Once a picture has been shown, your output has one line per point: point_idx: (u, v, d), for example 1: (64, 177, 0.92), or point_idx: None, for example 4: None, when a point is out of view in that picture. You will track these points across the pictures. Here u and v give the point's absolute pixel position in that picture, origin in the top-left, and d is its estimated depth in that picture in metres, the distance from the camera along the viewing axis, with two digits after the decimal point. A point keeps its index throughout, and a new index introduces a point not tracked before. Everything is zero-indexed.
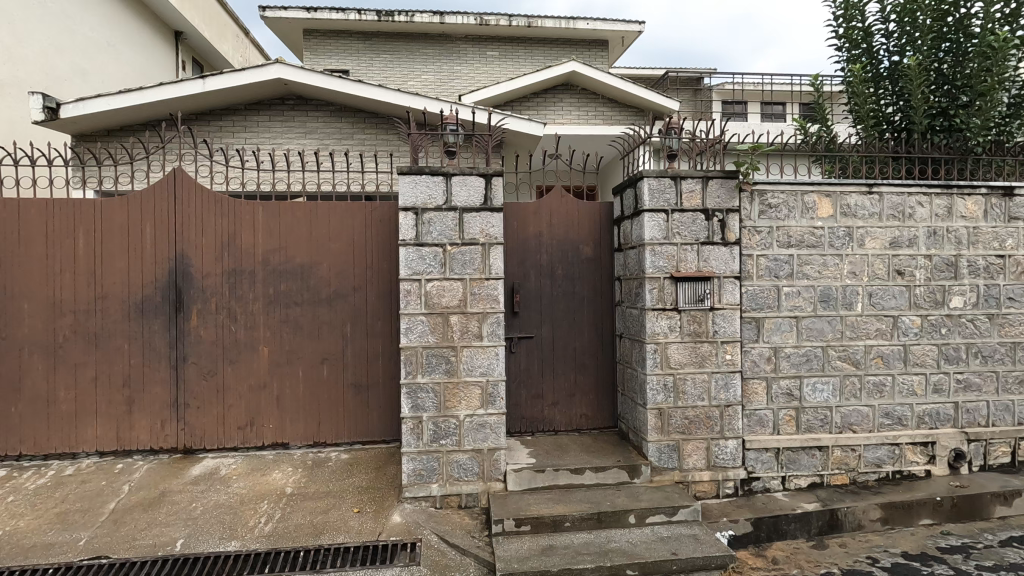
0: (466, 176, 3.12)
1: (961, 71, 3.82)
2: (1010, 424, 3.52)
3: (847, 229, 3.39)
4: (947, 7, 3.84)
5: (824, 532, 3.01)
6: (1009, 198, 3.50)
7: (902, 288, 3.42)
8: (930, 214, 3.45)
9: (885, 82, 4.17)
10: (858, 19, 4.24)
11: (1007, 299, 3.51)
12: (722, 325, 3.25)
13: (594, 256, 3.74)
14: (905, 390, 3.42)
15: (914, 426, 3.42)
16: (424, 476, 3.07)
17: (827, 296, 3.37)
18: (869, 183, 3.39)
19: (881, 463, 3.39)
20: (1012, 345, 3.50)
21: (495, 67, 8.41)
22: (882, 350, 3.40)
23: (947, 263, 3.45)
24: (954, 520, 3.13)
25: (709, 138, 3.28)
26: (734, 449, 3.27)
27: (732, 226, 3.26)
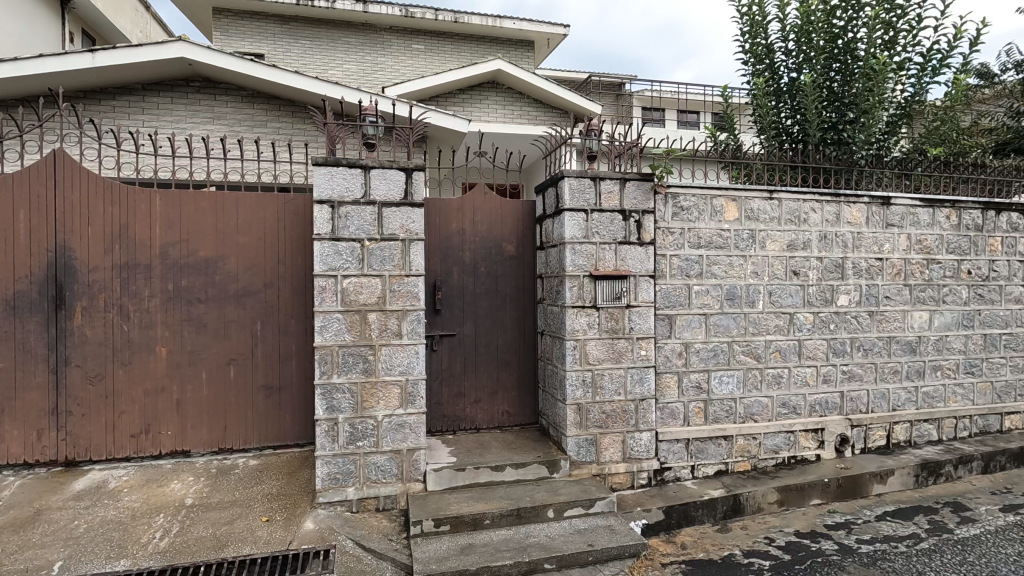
0: (386, 170, 3.03)
1: (848, 90, 4.19)
2: (886, 410, 3.90)
3: (750, 231, 3.62)
4: (838, 31, 4.20)
5: (727, 516, 3.21)
6: (886, 207, 3.89)
7: (797, 287, 3.71)
8: (822, 219, 3.76)
9: (785, 96, 4.50)
10: (762, 36, 4.55)
11: (885, 297, 3.89)
12: (638, 322, 3.37)
13: (517, 253, 3.76)
14: (799, 381, 3.71)
15: (807, 415, 3.72)
16: (340, 479, 2.96)
17: (732, 294, 3.59)
18: (770, 189, 3.64)
19: (778, 449, 3.66)
20: (888, 339, 3.89)
21: (420, 60, 8.26)
22: (780, 344, 3.67)
23: (835, 264, 3.78)
24: (838, 499, 3.43)
25: (626, 141, 3.39)
26: (648, 440, 3.41)
27: (648, 227, 3.39)
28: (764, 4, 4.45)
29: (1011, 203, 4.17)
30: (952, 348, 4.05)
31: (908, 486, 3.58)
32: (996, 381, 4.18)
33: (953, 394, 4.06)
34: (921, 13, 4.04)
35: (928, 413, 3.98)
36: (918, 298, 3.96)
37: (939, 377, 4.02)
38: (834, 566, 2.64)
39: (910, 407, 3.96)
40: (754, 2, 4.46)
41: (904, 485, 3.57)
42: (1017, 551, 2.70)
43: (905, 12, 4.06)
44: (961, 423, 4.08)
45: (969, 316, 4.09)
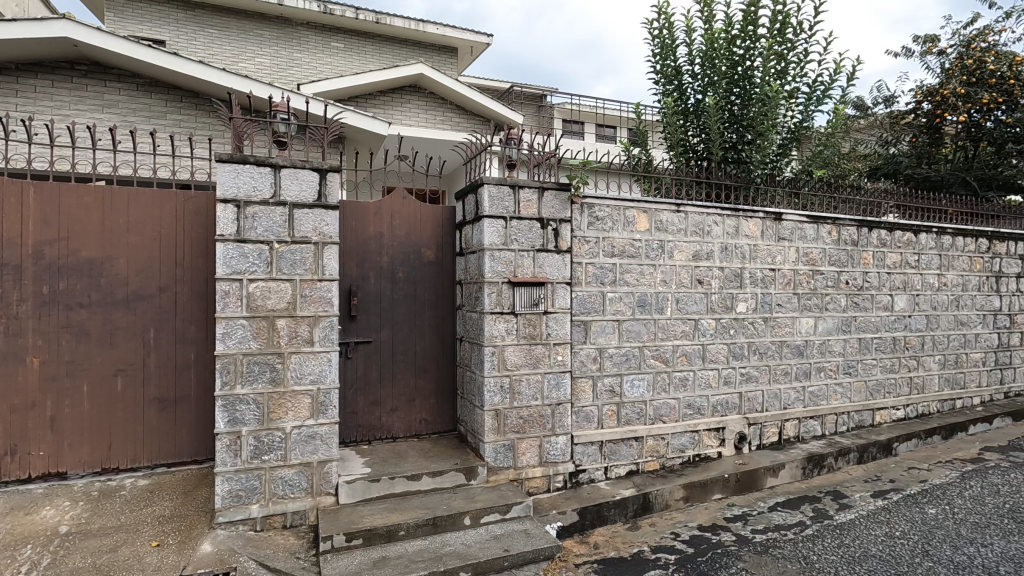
0: (298, 170, 2.90)
1: (746, 113, 4.55)
2: (778, 409, 4.24)
3: (660, 242, 3.82)
4: (737, 58, 4.54)
5: (637, 514, 3.34)
6: (779, 222, 4.24)
7: (701, 295, 3.95)
8: (723, 232, 4.03)
9: (691, 116, 4.80)
10: (671, 59, 4.83)
11: (777, 305, 4.23)
12: (555, 328, 3.44)
13: (436, 259, 3.73)
14: (703, 383, 3.94)
15: (710, 415, 3.96)
16: (242, 497, 2.77)
17: (643, 301, 3.76)
18: (677, 203, 3.86)
19: (684, 448, 3.87)
20: (779, 343, 4.24)
21: (339, 59, 8.01)
22: (686, 349, 3.89)
23: (734, 274, 4.07)
24: (737, 493, 3.67)
25: (544, 151, 3.47)
26: (564, 444, 3.48)
27: (564, 235, 3.48)
28: (673, 28, 4.74)
29: (881, 221, 4.69)
30: (833, 351, 4.47)
31: (796, 478, 3.90)
32: (869, 379, 4.66)
33: (834, 393, 4.48)
34: (807, 48, 4.46)
35: (813, 410, 4.37)
36: (805, 305, 4.35)
37: (823, 377, 4.43)
38: (732, 556, 2.81)
39: (798, 405, 4.32)
40: (664, 26, 4.73)
41: (793, 477, 3.89)
42: (885, 532, 3.01)
43: (793, 46, 4.47)
44: (840, 418, 4.50)
45: (847, 322, 4.54)
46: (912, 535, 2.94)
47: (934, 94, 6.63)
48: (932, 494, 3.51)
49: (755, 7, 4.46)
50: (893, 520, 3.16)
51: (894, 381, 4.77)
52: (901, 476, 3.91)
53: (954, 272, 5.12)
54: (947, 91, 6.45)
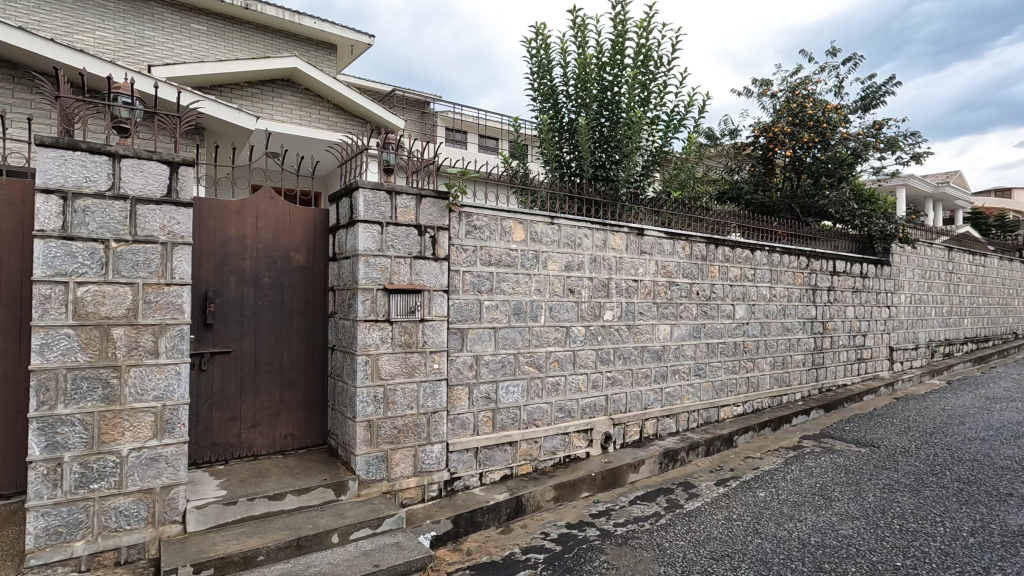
0: (143, 161, 2.59)
1: (614, 135, 4.90)
2: (639, 409, 4.59)
3: (535, 252, 3.97)
4: (607, 84, 4.88)
5: (510, 517, 3.42)
6: (641, 237, 4.61)
7: (572, 303, 4.17)
8: (592, 244, 4.30)
9: (565, 134, 5.07)
10: (548, 79, 5.07)
11: (639, 313, 4.59)
12: (431, 336, 3.43)
13: (306, 264, 3.54)
14: (573, 388, 4.16)
15: (579, 417, 4.18)
16: (64, 534, 2.40)
17: (519, 309, 3.88)
18: (551, 215, 4.04)
19: (555, 450, 4.04)
20: (641, 348, 4.60)
21: (201, 43, 7.33)
22: (558, 355, 4.07)
23: (602, 284, 4.35)
24: (602, 490, 3.90)
25: (423, 158, 3.46)
26: (439, 452, 3.46)
27: (442, 243, 3.49)
28: (549, 50, 4.98)
29: (725, 239, 5.29)
30: (686, 355, 4.95)
31: (654, 472, 4.24)
32: (715, 380, 5.22)
33: (687, 392, 4.95)
34: (666, 80, 4.93)
35: (669, 410, 4.79)
36: (662, 313, 4.77)
37: (677, 378, 4.88)
38: (595, 549, 2.98)
39: (657, 405, 4.72)
40: (541, 46, 4.95)
41: (651, 471, 4.22)
42: (724, 515, 3.38)
43: (654, 78, 4.91)
44: (692, 416, 4.99)
45: (697, 328, 5.06)
46: (745, 517, 3.34)
47: (768, 131, 7.66)
48: (762, 479, 4.00)
49: (622, 37, 4.84)
50: (731, 504, 3.55)
51: (735, 380, 5.40)
52: (739, 465, 4.42)
53: (782, 285, 5.93)
54: (778, 129, 7.48)
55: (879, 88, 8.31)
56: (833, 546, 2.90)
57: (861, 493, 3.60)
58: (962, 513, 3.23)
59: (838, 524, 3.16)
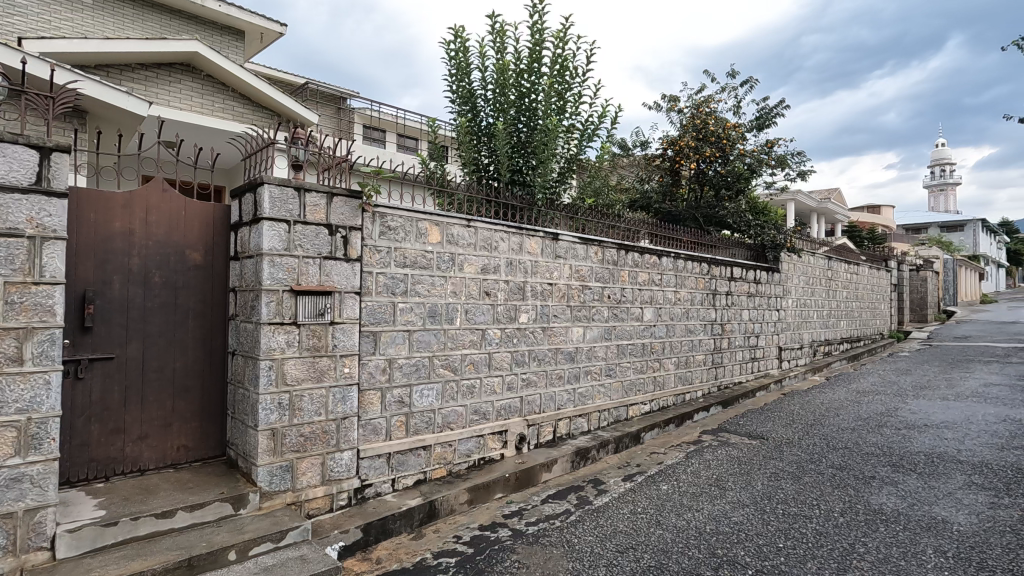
0: (7, 145, 2.30)
1: (531, 141, 5.00)
2: (553, 409, 4.70)
3: (451, 254, 3.96)
4: (524, 90, 4.97)
5: (422, 522, 3.37)
6: (556, 242, 4.73)
7: (488, 306, 4.20)
8: (509, 248, 4.35)
9: (483, 137, 5.10)
10: (467, 81, 5.07)
11: (553, 316, 4.71)
12: (342, 340, 3.31)
13: (204, 263, 3.30)
14: (489, 390, 4.18)
15: (494, 419, 4.21)
16: None
17: (434, 312, 3.85)
18: (468, 218, 4.05)
19: (470, 453, 4.04)
20: (555, 350, 4.72)
21: (85, 17, 6.64)
22: (473, 357, 4.08)
23: (517, 287, 4.41)
24: (515, 491, 3.95)
25: (335, 156, 3.34)
26: (349, 459, 3.35)
27: (354, 244, 3.39)
28: (468, 53, 4.99)
29: (635, 246, 5.55)
30: (598, 356, 5.13)
31: (566, 471, 4.36)
32: (624, 379, 5.45)
33: (598, 392, 5.13)
34: (580, 90, 5.09)
35: (581, 409, 4.94)
36: (576, 316, 4.92)
37: (589, 379, 5.05)
38: (507, 550, 3.02)
39: (569, 405, 4.85)
40: (460, 49, 4.95)
41: (563, 470, 4.34)
42: (630, 509, 3.54)
43: (570, 87, 5.06)
44: (603, 414, 5.18)
45: (608, 330, 5.26)
46: (649, 509, 3.51)
47: (674, 144, 8.13)
48: (665, 473, 4.23)
49: (539, 46, 4.94)
50: (636, 498, 3.72)
51: (642, 380, 5.67)
52: (645, 460, 4.64)
53: (685, 290, 6.30)
54: (684, 143, 7.98)
55: (772, 110, 9.08)
56: (726, 532, 3.12)
57: (751, 482, 3.90)
58: (834, 496, 3.58)
59: (731, 512, 3.40)
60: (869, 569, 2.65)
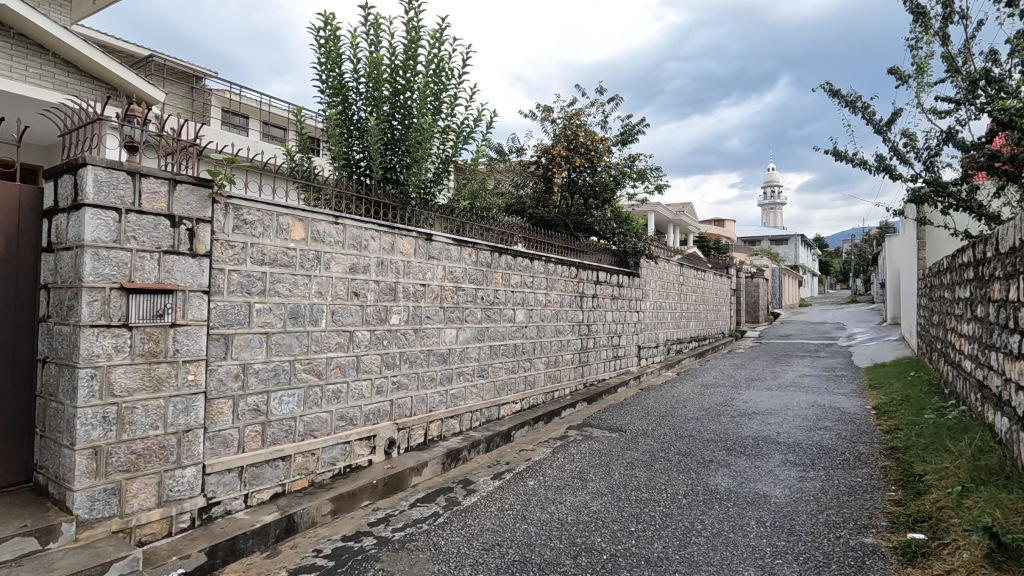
0: None
1: (405, 139, 4.90)
2: (424, 411, 4.65)
3: (316, 252, 3.75)
4: (398, 87, 4.87)
5: (278, 539, 3.14)
6: (429, 242, 4.69)
7: (357, 307, 4.03)
8: (379, 247, 4.22)
9: (355, 132, 4.90)
10: (337, 71, 4.84)
11: (425, 317, 4.66)
12: (185, 343, 2.98)
13: (4, 255, 2.78)
14: (356, 394, 4.02)
15: (362, 424, 4.06)
16: None
17: (296, 314, 3.61)
18: (335, 215, 3.87)
19: (335, 461, 3.84)
20: (427, 352, 4.67)
21: None
22: (340, 361, 3.90)
23: (389, 288, 4.30)
24: (382, 497, 3.83)
25: (179, 139, 3.00)
26: (193, 476, 3.02)
27: (202, 238, 3.07)
28: (339, 42, 4.77)
29: (508, 249, 5.69)
30: (470, 357, 5.17)
31: (436, 473, 4.32)
32: (496, 379, 5.55)
33: (470, 393, 5.17)
34: (455, 92, 5.10)
35: (453, 410, 4.94)
36: (449, 318, 4.91)
37: (461, 380, 5.06)
38: (371, 559, 2.91)
39: (441, 407, 4.83)
40: (330, 36, 4.72)
41: (433, 472, 4.30)
42: (497, 507, 3.61)
43: (445, 88, 5.06)
44: (474, 415, 5.22)
45: (481, 332, 5.33)
46: (515, 505, 3.61)
47: (548, 152, 8.48)
48: (532, 469, 4.38)
49: (414, 44, 4.88)
50: (504, 496, 3.80)
51: (514, 380, 5.81)
52: (514, 458, 4.76)
53: (555, 292, 6.58)
54: (556, 152, 8.35)
55: (634, 127, 9.83)
56: (585, 521, 3.31)
57: (609, 473, 4.18)
58: (680, 480, 3.96)
59: (590, 502, 3.60)
60: (704, 543, 2.95)
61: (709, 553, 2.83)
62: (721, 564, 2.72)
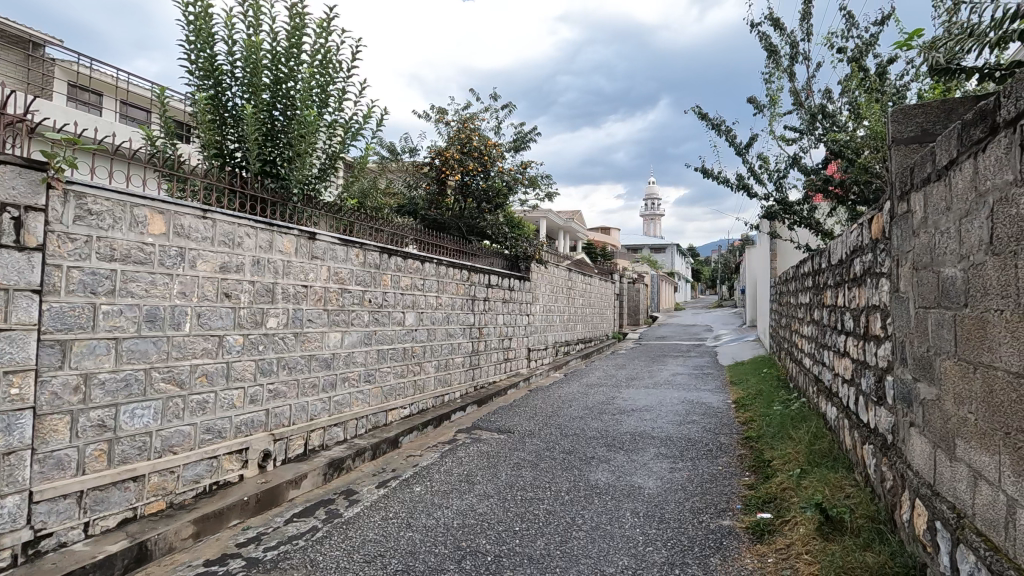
0: None
1: (286, 131, 4.60)
2: (304, 420, 4.39)
3: (179, 249, 3.39)
4: (280, 75, 4.58)
5: (126, 571, 2.78)
6: (312, 241, 4.45)
7: (228, 309, 3.71)
8: (255, 245, 3.92)
9: (229, 119, 4.52)
10: (210, 52, 4.44)
11: (307, 320, 4.41)
12: (7, 351, 2.56)
13: None
14: (226, 404, 3.70)
15: (232, 437, 3.73)
16: None
17: (153, 316, 3.24)
18: (203, 209, 3.53)
19: (198, 478, 3.49)
20: (309, 357, 4.42)
21: None
22: (207, 368, 3.56)
23: (266, 289, 4.01)
24: (254, 515, 3.55)
25: (4, 112, 2.57)
26: (15, 506, 2.59)
27: (33, 229, 2.65)
28: (211, 20, 4.37)
29: (398, 250, 5.56)
30: (356, 361, 4.97)
31: (316, 485, 4.10)
32: (384, 384, 5.39)
33: (355, 399, 4.97)
34: (344, 86, 4.90)
35: (336, 418, 4.71)
36: (333, 321, 4.69)
37: (346, 386, 4.85)
38: None
39: (323, 414, 4.59)
40: (200, 12, 4.31)
41: (313, 484, 4.07)
42: (381, 516, 3.49)
43: (331, 81, 4.84)
44: (360, 421, 5.02)
45: (368, 335, 5.15)
46: (401, 513, 3.52)
47: (441, 154, 8.45)
48: (419, 475, 4.30)
49: (298, 31, 4.61)
50: (389, 504, 3.70)
51: (403, 384, 5.69)
52: (400, 464, 4.65)
53: (446, 295, 6.55)
54: (449, 154, 8.32)
55: (527, 135, 10.09)
56: (471, 524, 3.31)
57: (497, 474, 4.22)
58: (563, 478, 4.10)
59: (477, 505, 3.61)
60: (584, 537, 3.08)
61: (588, 546, 2.96)
62: (598, 556, 2.85)
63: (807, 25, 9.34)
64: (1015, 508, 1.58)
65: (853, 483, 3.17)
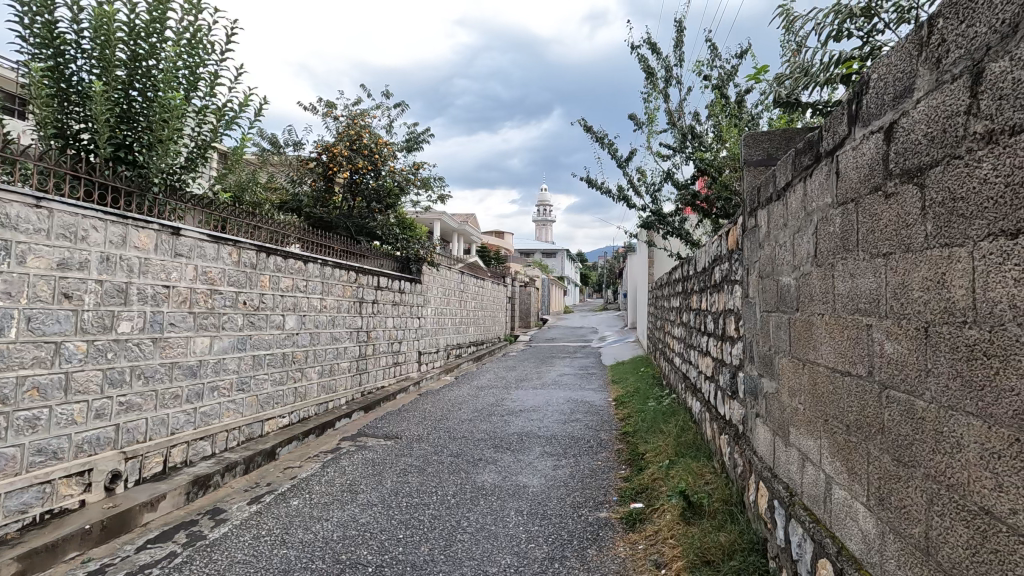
0: None
1: (146, 114, 4.14)
2: (164, 435, 3.96)
3: (2, 242, 2.92)
4: (138, 51, 4.11)
5: None
6: (176, 237, 4.04)
7: (67, 312, 3.25)
8: (104, 239, 3.48)
9: (73, 96, 3.96)
10: (49, 17, 3.87)
11: (168, 324, 3.99)
12: None
13: None
14: (63, 420, 3.22)
15: (71, 457, 3.27)
16: None
17: None
18: (37, 197, 3.07)
19: (26, 508, 3.01)
20: (170, 365, 4.00)
21: None
22: (38, 380, 3.09)
23: (117, 289, 3.57)
24: (99, 544, 3.13)
25: None
26: None
27: None
28: None
29: (277, 249, 5.22)
30: (228, 369, 4.59)
31: (177, 506, 3.71)
32: (260, 393, 5.03)
33: (226, 409, 4.58)
34: (216, 70, 4.52)
35: (203, 431, 4.31)
36: (200, 324, 4.29)
37: (215, 396, 4.45)
38: None
39: (188, 427, 4.17)
40: None
41: (174, 505, 3.69)
42: (252, 534, 3.25)
43: (201, 62, 4.45)
44: (231, 433, 4.63)
45: (242, 340, 4.78)
46: (275, 530, 3.30)
47: (328, 150, 8.09)
48: (297, 488, 4.06)
49: (162, 5, 4.19)
50: (262, 521, 3.44)
51: (282, 392, 5.35)
52: (277, 478, 4.36)
53: (332, 297, 6.27)
54: (337, 150, 7.99)
55: (419, 136, 9.96)
56: (352, 536, 3.18)
57: (382, 482, 4.11)
58: (450, 481, 4.09)
59: (359, 514, 3.49)
60: (468, 539, 3.10)
61: (472, 549, 2.97)
62: (482, 557, 2.87)
63: (680, 51, 10.18)
64: (831, 484, 1.84)
65: (712, 470, 3.49)
